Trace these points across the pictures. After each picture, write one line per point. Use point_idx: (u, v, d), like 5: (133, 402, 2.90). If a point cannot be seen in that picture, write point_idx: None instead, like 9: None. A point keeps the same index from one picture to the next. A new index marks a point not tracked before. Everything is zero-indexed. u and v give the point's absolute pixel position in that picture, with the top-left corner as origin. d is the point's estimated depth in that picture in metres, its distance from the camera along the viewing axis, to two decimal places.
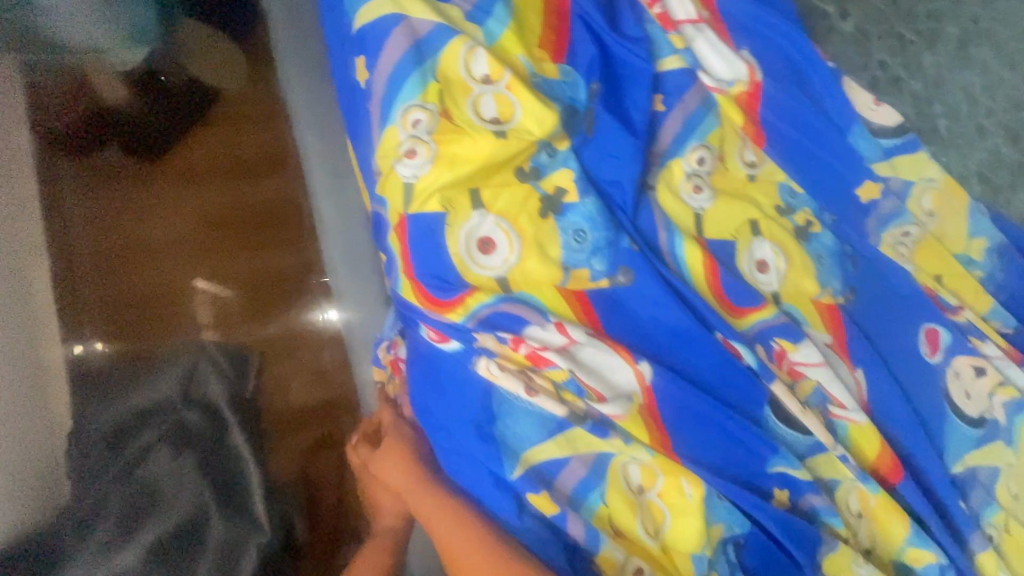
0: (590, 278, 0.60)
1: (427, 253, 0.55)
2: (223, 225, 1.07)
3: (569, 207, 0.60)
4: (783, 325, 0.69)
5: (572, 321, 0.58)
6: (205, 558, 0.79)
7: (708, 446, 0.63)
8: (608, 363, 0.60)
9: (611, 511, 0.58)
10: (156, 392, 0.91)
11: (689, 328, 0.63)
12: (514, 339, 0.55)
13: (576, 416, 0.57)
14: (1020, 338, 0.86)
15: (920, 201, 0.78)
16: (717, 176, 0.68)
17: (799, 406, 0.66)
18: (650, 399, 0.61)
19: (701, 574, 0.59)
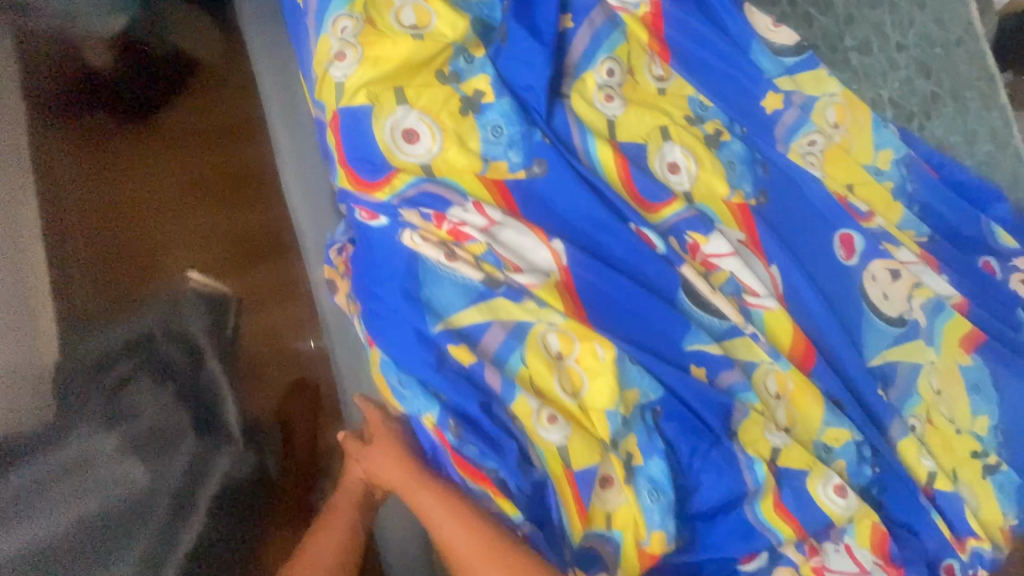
0: (508, 169, 0.68)
1: (357, 143, 0.63)
2: (199, 183, 1.14)
3: (486, 106, 0.67)
4: (695, 218, 0.76)
5: (490, 203, 0.66)
6: (176, 471, 0.82)
7: (623, 320, 0.70)
8: (525, 242, 0.67)
9: (531, 371, 0.64)
10: (141, 323, 0.96)
11: (602, 215, 0.70)
12: (435, 214, 0.63)
13: (495, 285, 0.64)
14: (931, 244, 0.93)
15: (824, 114, 0.85)
16: (627, 88, 0.76)
17: (707, 285, 0.73)
18: (567, 276, 0.68)
19: (614, 428, 0.65)
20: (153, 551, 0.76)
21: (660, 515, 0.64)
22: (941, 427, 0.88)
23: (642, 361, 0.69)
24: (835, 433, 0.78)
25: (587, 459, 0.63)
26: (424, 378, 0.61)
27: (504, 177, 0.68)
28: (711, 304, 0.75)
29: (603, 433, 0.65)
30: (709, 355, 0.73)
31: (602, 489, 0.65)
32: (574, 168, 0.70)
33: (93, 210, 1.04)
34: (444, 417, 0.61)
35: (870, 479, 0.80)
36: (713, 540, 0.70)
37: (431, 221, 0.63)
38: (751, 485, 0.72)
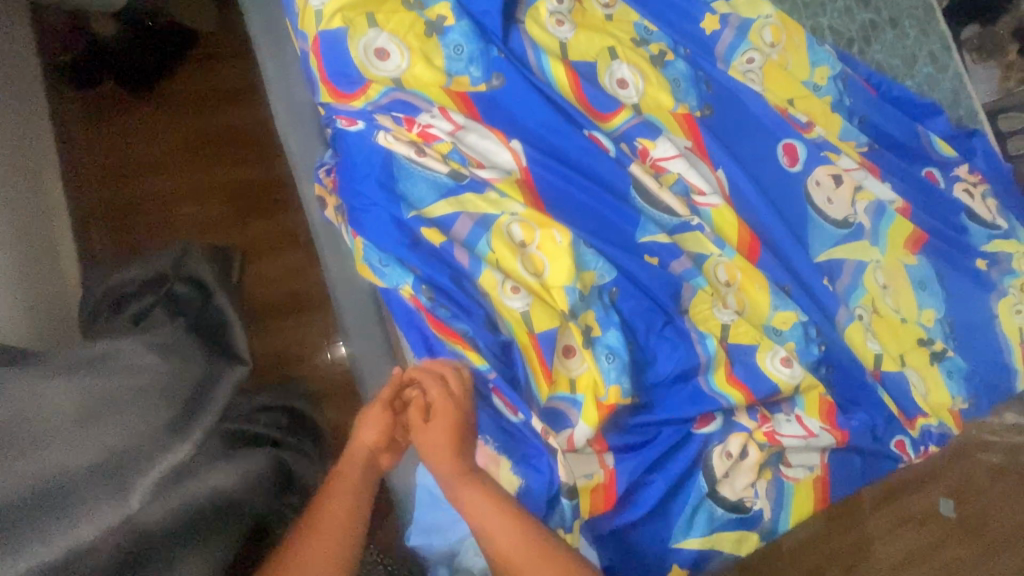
0: (470, 83, 0.77)
1: (336, 62, 0.72)
2: (201, 144, 1.26)
3: (448, 28, 0.77)
4: (642, 126, 0.84)
5: (454, 110, 0.75)
6: (173, 396, 0.65)
7: (578, 214, 0.79)
8: (488, 145, 0.76)
9: (496, 254, 0.73)
10: (152, 265, 1.06)
11: (555, 121, 0.79)
12: (407, 118, 0.73)
13: (461, 179, 0.73)
14: (871, 154, 1.01)
15: (760, 34, 0.94)
16: (577, 14, 0.86)
17: (653, 181, 0.81)
18: (526, 174, 0.77)
19: (573, 302, 0.73)
20: (122, 467, 0.60)
21: (616, 373, 0.72)
22: (887, 317, 0.96)
23: (596, 245, 0.78)
24: (782, 315, 0.86)
25: (548, 324, 0.72)
26: (401, 259, 0.71)
27: (467, 91, 0.77)
28: (660, 201, 0.83)
29: (563, 306, 0.73)
30: (659, 244, 0.82)
31: (564, 356, 0.73)
32: (530, 81, 0.79)
33: (103, 176, 1.21)
34: (419, 286, 0.70)
35: (818, 357, 0.87)
36: (668, 405, 0.78)
37: (403, 125, 0.73)
38: (703, 358, 0.80)
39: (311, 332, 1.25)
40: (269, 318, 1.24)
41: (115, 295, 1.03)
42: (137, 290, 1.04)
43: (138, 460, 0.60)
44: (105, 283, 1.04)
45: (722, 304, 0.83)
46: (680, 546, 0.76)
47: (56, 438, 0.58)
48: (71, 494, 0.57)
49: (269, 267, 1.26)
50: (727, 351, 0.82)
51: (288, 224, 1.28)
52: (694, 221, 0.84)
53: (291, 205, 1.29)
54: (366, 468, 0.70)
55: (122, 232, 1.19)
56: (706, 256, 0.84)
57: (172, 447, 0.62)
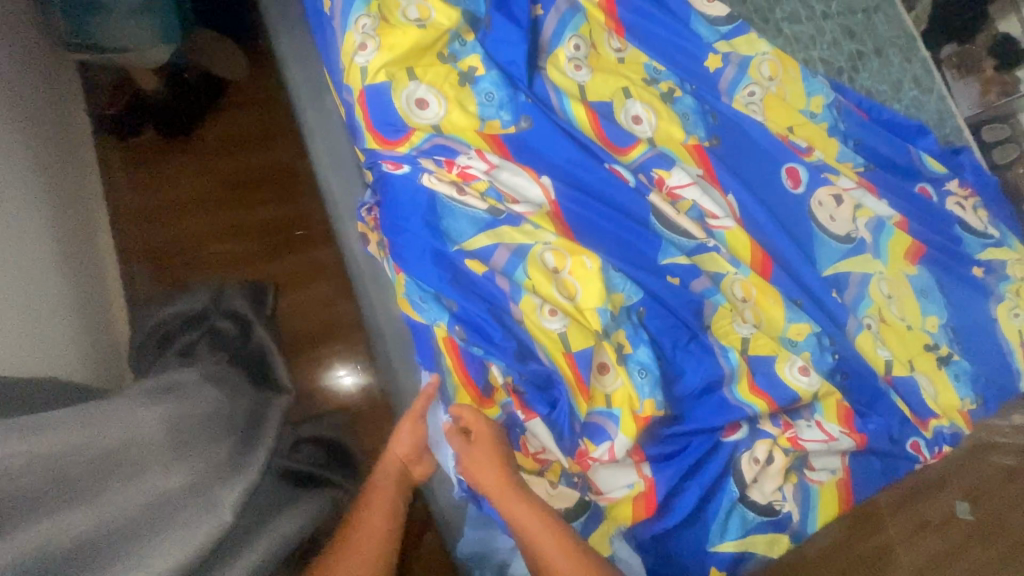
0: (501, 126, 0.85)
1: (383, 113, 0.80)
2: (235, 185, 1.34)
3: (479, 78, 0.85)
4: (657, 157, 0.92)
5: (488, 151, 0.83)
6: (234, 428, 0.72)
7: (605, 240, 0.85)
8: (520, 181, 0.83)
9: (533, 281, 0.79)
10: (193, 301, 1.12)
11: (580, 156, 0.87)
12: (448, 162, 0.80)
13: (497, 214, 0.80)
14: (868, 173, 1.09)
15: (759, 69, 1.02)
16: (593, 59, 0.94)
17: (671, 207, 0.88)
18: (555, 206, 0.84)
19: (605, 323, 0.79)
20: (205, 479, 0.64)
21: (649, 386, 0.78)
22: (893, 325, 1.02)
23: (622, 268, 0.84)
24: (796, 327, 0.92)
25: (583, 343, 0.78)
26: (440, 290, 0.77)
27: (499, 133, 0.85)
28: (678, 225, 0.90)
29: (596, 327, 0.78)
30: (679, 266, 0.88)
31: (600, 373, 0.78)
32: (555, 120, 0.87)
33: (146, 218, 1.28)
34: (455, 327, 0.78)
35: (832, 365, 0.93)
36: (697, 415, 0.83)
37: (442, 168, 0.80)
38: (727, 370, 0.85)
39: (343, 361, 1.30)
40: (303, 347, 1.30)
41: (161, 331, 1.09)
42: (181, 326, 1.09)
43: (215, 483, 0.64)
44: (150, 319, 1.10)
45: (741, 319, 0.89)
46: (716, 548, 0.80)
47: (144, 464, 0.62)
48: (168, 514, 0.60)
49: (301, 300, 1.33)
50: (749, 363, 0.87)
51: (318, 258, 1.35)
52: (710, 242, 0.91)
53: (320, 240, 1.35)
54: (402, 486, 0.77)
55: (163, 271, 1.26)
56: (724, 274, 0.91)
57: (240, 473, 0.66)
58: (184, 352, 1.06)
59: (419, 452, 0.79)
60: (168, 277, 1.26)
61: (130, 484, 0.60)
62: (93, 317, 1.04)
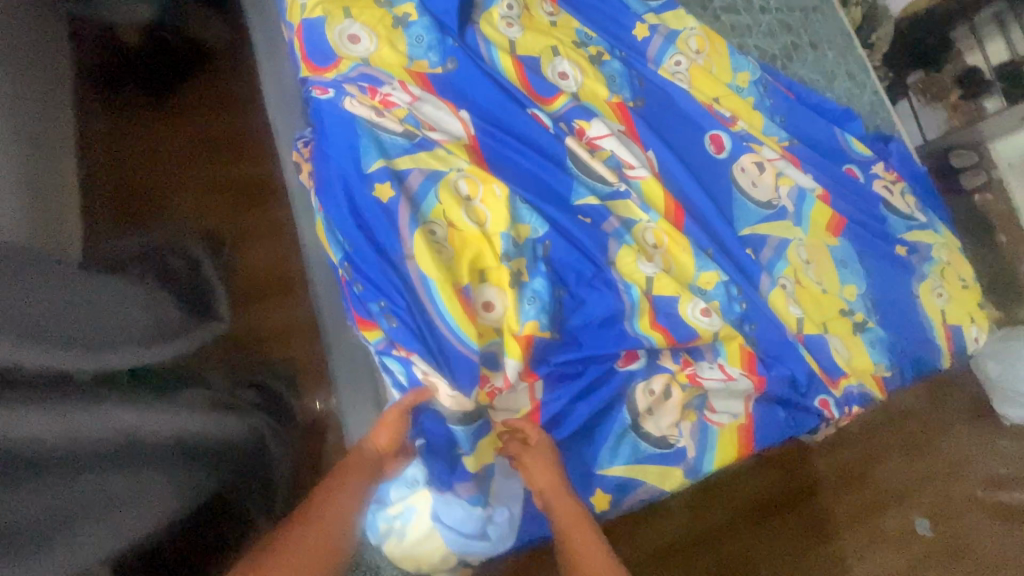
0: (428, 66, 0.92)
1: (317, 45, 0.87)
2: (204, 141, 1.40)
3: (412, 23, 0.92)
4: (580, 109, 0.98)
5: (412, 85, 0.89)
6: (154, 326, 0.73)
7: (517, 176, 0.91)
8: (440, 116, 0.90)
9: (444, 206, 0.83)
10: (150, 239, 1.19)
11: (501, 100, 0.93)
12: (371, 87, 0.86)
13: (413, 140, 0.86)
14: (793, 147, 1.15)
15: (686, 42, 1.09)
16: (525, 19, 1.01)
17: (584, 150, 0.93)
18: (472, 141, 0.90)
19: (507, 247, 0.83)
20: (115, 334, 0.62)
21: (535, 312, 0.81)
22: (809, 288, 1.05)
23: (529, 201, 0.89)
24: (702, 275, 0.96)
25: (477, 265, 0.83)
26: (339, 221, 0.81)
27: (426, 72, 0.91)
28: (592, 170, 0.95)
29: (500, 250, 0.83)
30: (590, 208, 0.93)
31: (483, 308, 0.82)
32: (480, 65, 0.94)
33: (114, 167, 1.35)
34: (342, 263, 0.82)
35: (740, 315, 0.96)
36: (592, 342, 0.86)
37: (363, 96, 0.86)
38: (628, 304, 0.88)
39: (291, 314, 1.36)
40: (255, 299, 1.35)
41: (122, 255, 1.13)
42: (135, 258, 1.14)
43: (117, 346, 0.61)
44: (105, 249, 1.16)
45: (648, 260, 0.93)
46: (603, 472, 0.83)
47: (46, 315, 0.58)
48: (64, 348, 0.58)
49: (258, 253, 1.38)
50: (651, 301, 0.89)
51: (276, 214, 1.41)
52: (622, 187, 0.96)
53: (280, 198, 1.41)
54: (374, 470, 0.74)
55: (124, 214, 1.33)
56: (634, 221, 0.95)
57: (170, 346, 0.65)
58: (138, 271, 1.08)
59: (399, 446, 0.77)
60: (129, 219, 1.32)
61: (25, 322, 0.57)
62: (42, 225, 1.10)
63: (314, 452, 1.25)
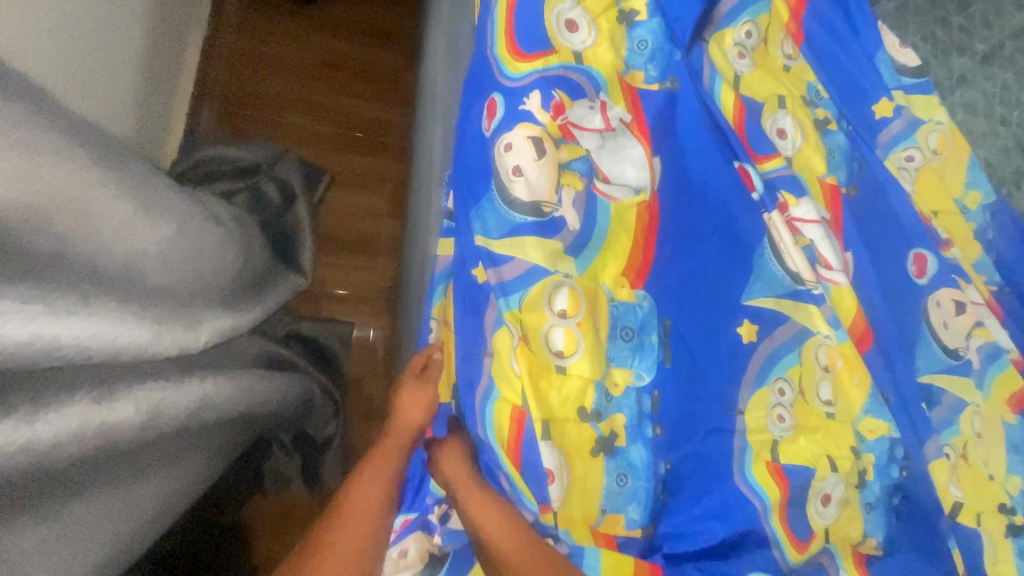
0: (643, 79, 0.76)
1: (527, 21, 0.73)
2: (334, 67, 1.29)
3: (638, 23, 0.77)
4: (790, 180, 0.81)
5: (616, 103, 0.74)
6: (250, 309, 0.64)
7: (697, 248, 0.75)
8: (622, 162, 0.74)
9: (522, 314, 0.67)
10: (253, 154, 1.07)
11: (707, 143, 0.77)
12: (562, 102, 0.72)
13: (546, 210, 0.70)
14: (1002, 296, 0.95)
15: (926, 136, 0.91)
16: (759, 53, 0.84)
17: (787, 232, 0.77)
18: (655, 200, 0.74)
19: (597, 402, 0.67)
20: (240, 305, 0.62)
21: (617, 492, 0.66)
22: (975, 468, 0.86)
23: (639, 332, 0.71)
24: (872, 419, 0.80)
25: (553, 401, 0.65)
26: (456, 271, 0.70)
27: (638, 85, 0.77)
28: (784, 258, 0.79)
29: (588, 403, 0.66)
30: (766, 308, 0.77)
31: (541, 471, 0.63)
32: (701, 93, 0.78)
33: (237, 66, 1.24)
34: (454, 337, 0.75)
35: (895, 482, 0.79)
36: (705, 495, 0.69)
37: (552, 107, 0.71)
38: (755, 500, 0.69)
39: (370, 275, 1.27)
40: (334, 249, 1.26)
41: (240, 169, 1.05)
42: (234, 176, 1.04)
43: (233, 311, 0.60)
44: (200, 154, 1.03)
45: (812, 389, 0.78)
46: None
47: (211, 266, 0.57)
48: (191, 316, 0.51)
49: (349, 200, 1.28)
50: (778, 470, 0.72)
51: (381, 169, 1.30)
52: (812, 291, 0.79)
53: (391, 151, 1.31)
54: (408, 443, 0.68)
55: (231, 118, 1.22)
56: (808, 334, 0.79)
57: (245, 312, 0.63)
58: (256, 197, 1.03)
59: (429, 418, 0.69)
60: (236, 127, 1.21)
61: (144, 277, 0.48)
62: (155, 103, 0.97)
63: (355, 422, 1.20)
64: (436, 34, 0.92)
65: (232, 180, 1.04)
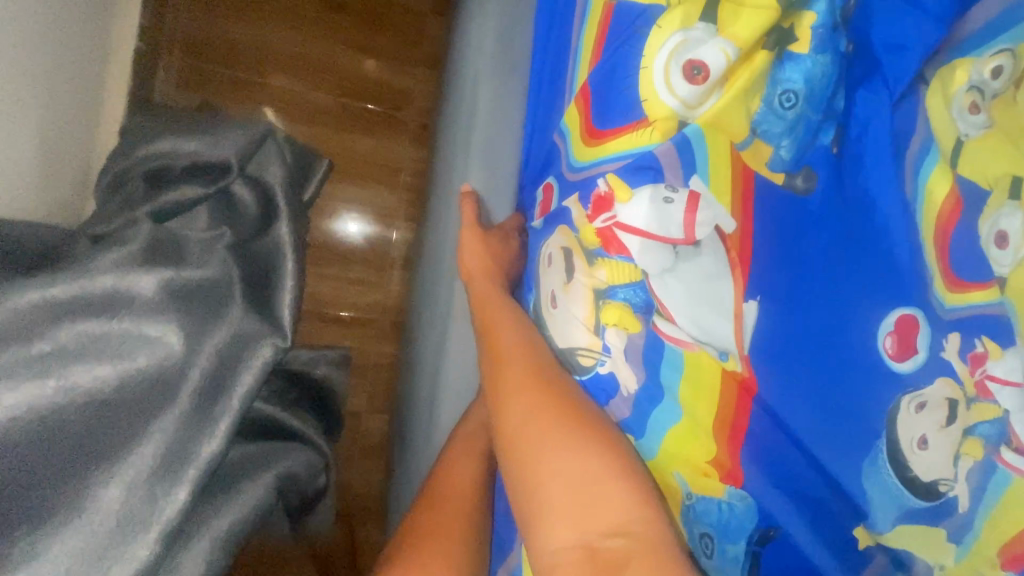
0: (769, 161, 0.46)
1: (612, 67, 0.45)
2: (345, 15, 0.98)
3: (796, 58, 0.45)
4: (1000, 323, 0.50)
5: (716, 200, 0.43)
6: (184, 477, 0.44)
7: (837, 438, 0.47)
8: (700, 296, 0.43)
9: None
10: (215, 148, 0.76)
11: (851, 284, 0.48)
12: (610, 191, 0.43)
13: (580, 363, 0.45)
14: None
15: None
16: (1005, 107, 0.51)
17: (907, 416, 0.51)
18: (752, 374, 0.46)
19: None
20: (169, 453, 0.45)
21: None
22: None
23: (721, 540, 0.47)
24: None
25: None
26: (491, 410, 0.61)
27: (758, 169, 0.46)
28: (907, 454, 0.51)
29: None
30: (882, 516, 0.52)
31: None
32: (857, 203, 0.49)
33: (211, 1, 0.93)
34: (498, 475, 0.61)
35: None
36: None
37: (590, 200, 0.44)
38: None
39: (377, 292, 1.04)
40: (331, 257, 1.01)
41: (197, 170, 0.77)
42: (189, 180, 0.76)
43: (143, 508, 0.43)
44: (144, 151, 0.75)
45: None
46: None
47: (81, 466, 0.42)
48: None
49: (355, 196, 1.01)
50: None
51: (395, 157, 1.02)
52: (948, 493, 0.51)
53: (412, 135, 1.03)
54: (480, 442, 0.62)
55: (199, 76, 0.93)
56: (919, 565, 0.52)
57: (163, 496, 0.43)
58: (223, 214, 0.75)
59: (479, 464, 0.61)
60: (205, 88, 0.93)
61: None
62: (78, 64, 0.71)
63: (351, 462, 1.05)
64: (480, 29, 0.69)
65: (188, 189, 0.75)
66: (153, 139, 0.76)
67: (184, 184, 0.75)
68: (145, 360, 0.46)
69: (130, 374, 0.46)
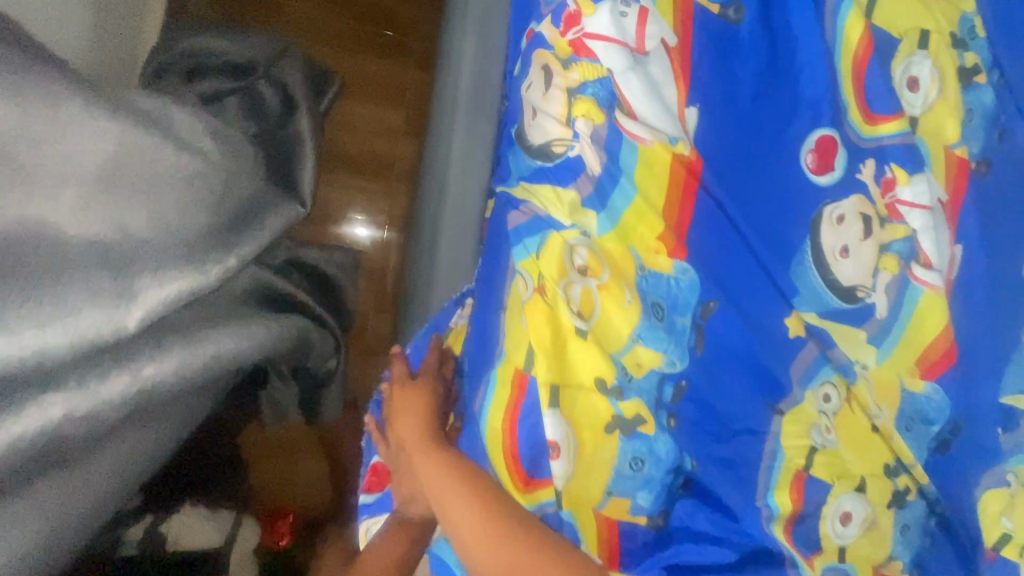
0: None
1: None
2: None
3: None
4: (905, 150, 0.63)
5: (661, 17, 0.56)
6: (225, 257, 0.58)
7: (768, 222, 0.59)
8: (654, 93, 0.55)
9: (539, 263, 0.55)
10: (248, 50, 0.88)
11: (777, 101, 0.59)
12: (578, 10, 0.55)
13: (556, 151, 0.56)
14: None
15: None
16: None
17: (845, 225, 0.61)
18: (695, 158, 0.57)
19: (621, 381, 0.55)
20: (214, 238, 0.58)
21: (636, 484, 0.56)
22: None
23: (670, 311, 0.57)
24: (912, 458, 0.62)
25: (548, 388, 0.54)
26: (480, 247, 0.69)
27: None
28: (834, 264, 0.61)
29: (607, 376, 0.55)
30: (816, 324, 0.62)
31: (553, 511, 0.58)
32: (783, 38, 0.60)
33: None
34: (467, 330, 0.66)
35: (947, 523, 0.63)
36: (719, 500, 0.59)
37: (563, 20, 0.55)
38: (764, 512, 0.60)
39: (383, 201, 1.13)
40: (343, 168, 1.11)
41: (229, 68, 0.87)
42: (223, 75, 0.87)
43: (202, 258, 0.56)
44: (183, 47, 0.85)
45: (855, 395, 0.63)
46: None
47: (160, 203, 0.54)
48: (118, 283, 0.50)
49: (363, 112, 1.11)
50: (800, 480, 0.60)
51: (400, 77, 1.12)
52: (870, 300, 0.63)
53: (416, 57, 1.13)
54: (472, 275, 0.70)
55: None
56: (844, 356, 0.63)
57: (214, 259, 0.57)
58: (251, 105, 0.86)
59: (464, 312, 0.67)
60: (230, 8, 1.04)
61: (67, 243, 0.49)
62: None
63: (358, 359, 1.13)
64: None
65: (222, 83, 0.86)
66: (189, 36, 0.86)
67: (219, 81, 0.86)
68: (200, 159, 0.57)
69: (188, 166, 0.56)
